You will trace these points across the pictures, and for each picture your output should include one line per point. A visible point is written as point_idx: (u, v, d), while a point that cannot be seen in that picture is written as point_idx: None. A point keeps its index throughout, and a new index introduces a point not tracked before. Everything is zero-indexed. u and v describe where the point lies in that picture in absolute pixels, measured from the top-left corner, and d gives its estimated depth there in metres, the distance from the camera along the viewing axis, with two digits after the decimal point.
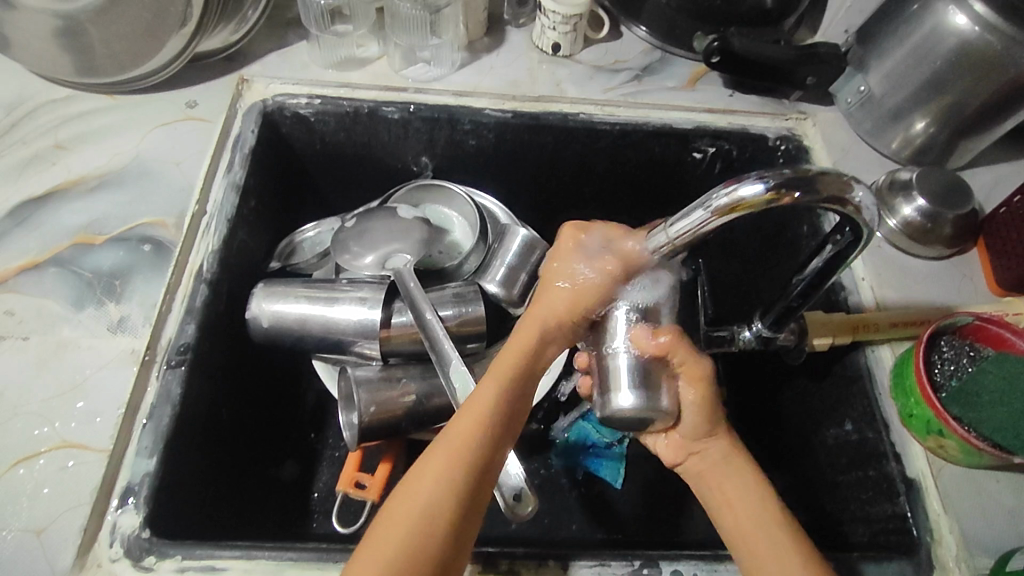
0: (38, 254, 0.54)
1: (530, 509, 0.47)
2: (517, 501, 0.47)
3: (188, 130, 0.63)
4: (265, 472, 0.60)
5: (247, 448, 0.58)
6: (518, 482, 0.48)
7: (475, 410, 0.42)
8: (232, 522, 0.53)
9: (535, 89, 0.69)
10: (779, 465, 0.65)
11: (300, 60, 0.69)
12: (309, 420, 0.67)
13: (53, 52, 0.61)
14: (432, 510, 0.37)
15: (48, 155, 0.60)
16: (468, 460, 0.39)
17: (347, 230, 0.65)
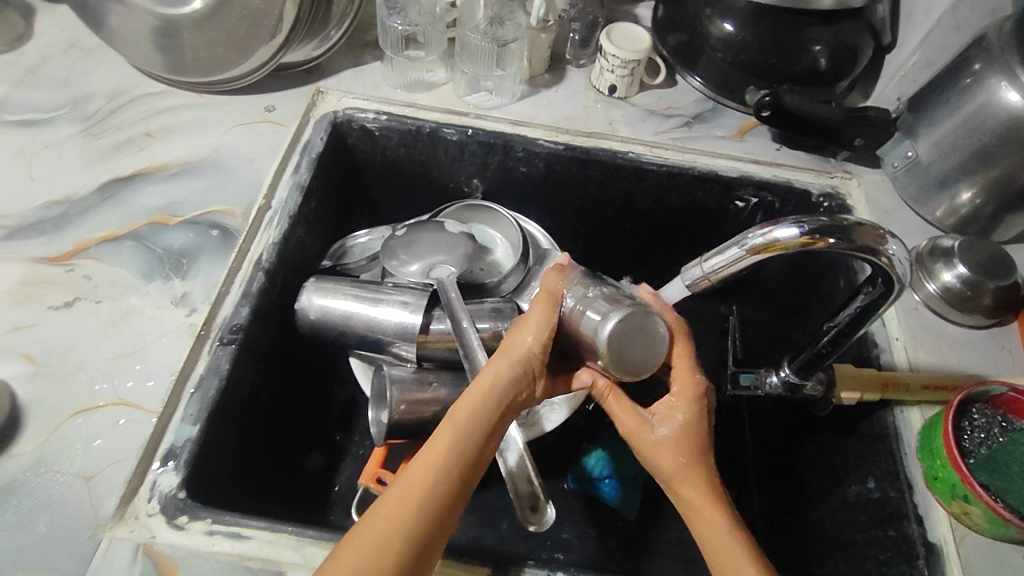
0: (119, 227, 0.58)
1: (546, 520, 0.48)
2: (534, 512, 0.48)
3: (264, 132, 0.68)
4: (292, 461, 0.62)
5: (280, 434, 0.60)
6: (535, 493, 0.49)
7: (426, 465, 0.39)
8: (257, 502, 0.55)
9: (588, 125, 0.73)
10: (795, 518, 0.65)
11: (373, 79, 0.74)
12: (340, 416, 0.69)
13: (156, 49, 0.67)
14: (390, 544, 0.36)
15: (138, 141, 0.66)
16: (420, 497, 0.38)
17: (397, 238, 0.69)
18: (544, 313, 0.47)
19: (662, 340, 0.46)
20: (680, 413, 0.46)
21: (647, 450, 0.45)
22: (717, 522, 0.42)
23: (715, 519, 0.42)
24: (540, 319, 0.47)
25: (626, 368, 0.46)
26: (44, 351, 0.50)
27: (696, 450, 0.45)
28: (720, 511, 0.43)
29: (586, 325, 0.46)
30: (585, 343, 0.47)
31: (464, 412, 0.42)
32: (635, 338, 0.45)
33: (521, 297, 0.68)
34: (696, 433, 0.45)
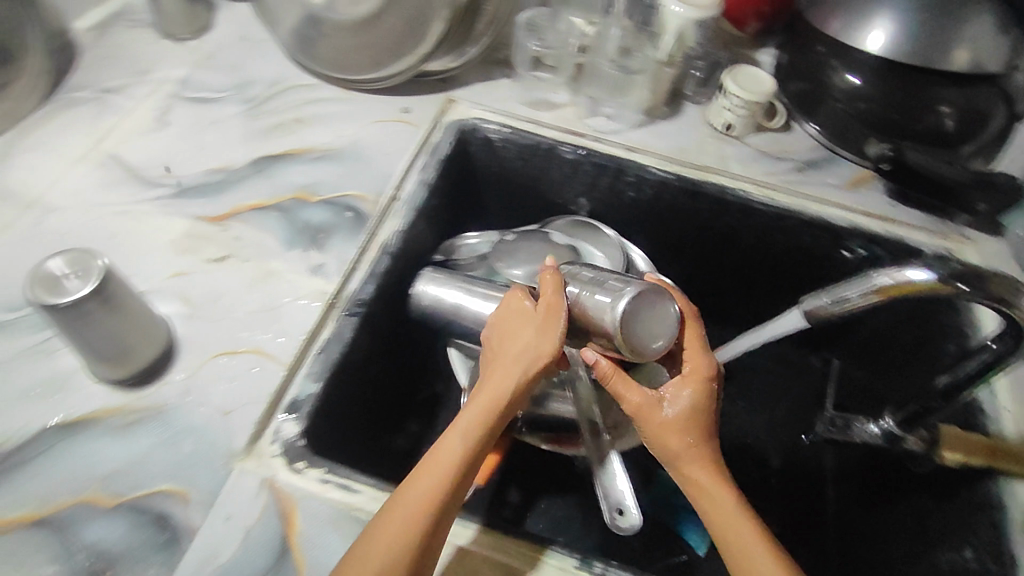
0: (267, 198, 0.65)
1: (632, 524, 0.50)
2: (620, 516, 0.50)
3: (399, 130, 0.73)
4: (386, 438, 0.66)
5: (381, 409, 0.64)
6: (621, 498, 0.51)
7: (443, 463, 0.45)
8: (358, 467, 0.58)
9: (701, 159, 0.75)
10: None
11: (501, 93, 0.79)
12: (433, 409, 0.74)
13: (318, 47, 0.74)
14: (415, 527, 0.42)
15: (290, 126, 0.73)
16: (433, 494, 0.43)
17: (505, 242, 0.72)
18: (552, 324, 0.49)
19: (673, 323, 0.48)
20: (688, 391, 0.49)
21: (653, 425, 0.48)
22: (719, 495, 0.46)
23: (719, 495, 0.46)
24: (545, 329, 0.49)
25: (635, 345, 0.47)
26: (199, 296, 0.57)
27: (700, 428, 0.48)
28: (725, 488, 0.47)
29: (597, 305, 0.49)
30: (597, 323, 0.49)
31: (472, 416, 0.47)
32: (648, 316, 0.48)
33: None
34: (700, 412, 0.49)
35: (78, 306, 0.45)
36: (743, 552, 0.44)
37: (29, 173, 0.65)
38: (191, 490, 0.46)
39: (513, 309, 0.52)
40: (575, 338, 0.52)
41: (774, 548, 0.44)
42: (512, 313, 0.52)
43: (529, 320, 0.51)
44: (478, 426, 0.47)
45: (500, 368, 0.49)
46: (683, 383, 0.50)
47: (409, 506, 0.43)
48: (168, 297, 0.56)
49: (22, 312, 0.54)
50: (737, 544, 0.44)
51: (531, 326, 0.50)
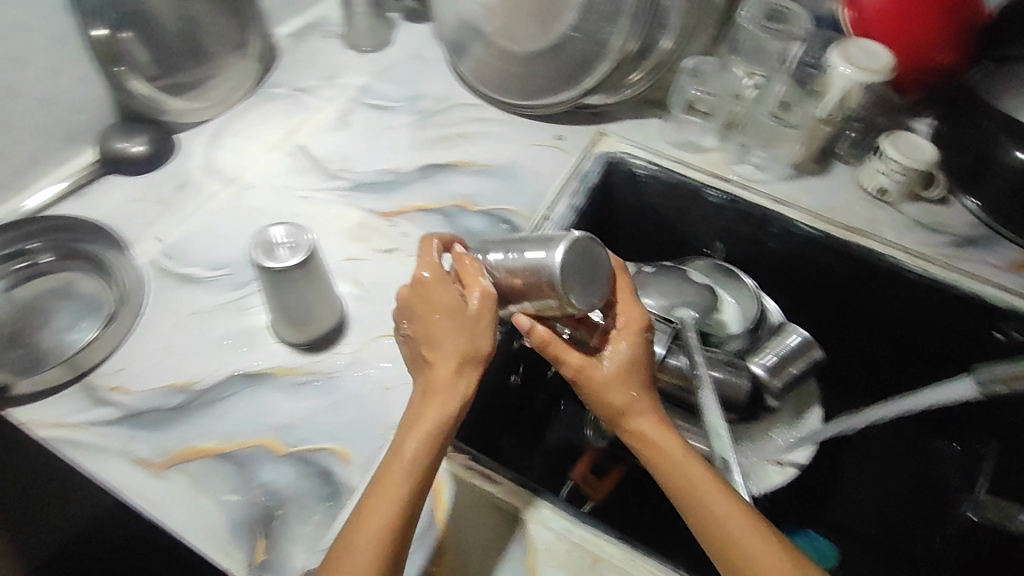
0: (431, 202, 0.70)
1: None
2: None
3: (554, 155, 0.78)
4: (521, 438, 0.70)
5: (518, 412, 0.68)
6: None
7: (390, 487, 0.42)
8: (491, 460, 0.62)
9: (850, 220, 0.74)
10: None
11: (652, 131, 0.82)
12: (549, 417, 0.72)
13: (491, 72, 0.80)
14: (372, 559, 0.40)
15: (454, 139, 0.78)
16: (387, 529, 0.41)
17: (644, 274, 0.74)
18: (486, 318, 0.46)
19: (609, 282, 0.47)
20: (626, 344, 0.49)
21: (596, 382, 0.49)
22: (672, 451, 0.46)
23: (665, 443, 0.47)
24: (478, 325, 0.46)
25: (576, 293, 0.45)
26: (368, 282, 0.62)
27: (640, 377, 0.49)
28: (672, 438, 0.47)
29: (530, 263, 0.46)
30: (539, 288, 0.46)
31: (412, 440, 0.44)
32: (582, 265, 0.46)
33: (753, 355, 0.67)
34: (640, 363, 0.49)
35: (287, 273, 0.51)
36: (708, 510, 0.44)
37: (232, 155, 0.74)
38: (352, 452, 0.51)
39: (432, 301, 0.47)
40: (505, 309, 0.50)
41: (730, 492, 0.44)
42: (433, 310, 0.46)
43: (462, 317, 0.46)
44: (417, 448, 0.43)
45: (438, 373, 0.45)
46: (621, 341, 0.49)
47: (376, 515, 0.41)
48: (342, 279, 0.62)
49: (224, 271, 0.63)
50: (695, 497, 0.44)
51: (458, 319, 0.46)
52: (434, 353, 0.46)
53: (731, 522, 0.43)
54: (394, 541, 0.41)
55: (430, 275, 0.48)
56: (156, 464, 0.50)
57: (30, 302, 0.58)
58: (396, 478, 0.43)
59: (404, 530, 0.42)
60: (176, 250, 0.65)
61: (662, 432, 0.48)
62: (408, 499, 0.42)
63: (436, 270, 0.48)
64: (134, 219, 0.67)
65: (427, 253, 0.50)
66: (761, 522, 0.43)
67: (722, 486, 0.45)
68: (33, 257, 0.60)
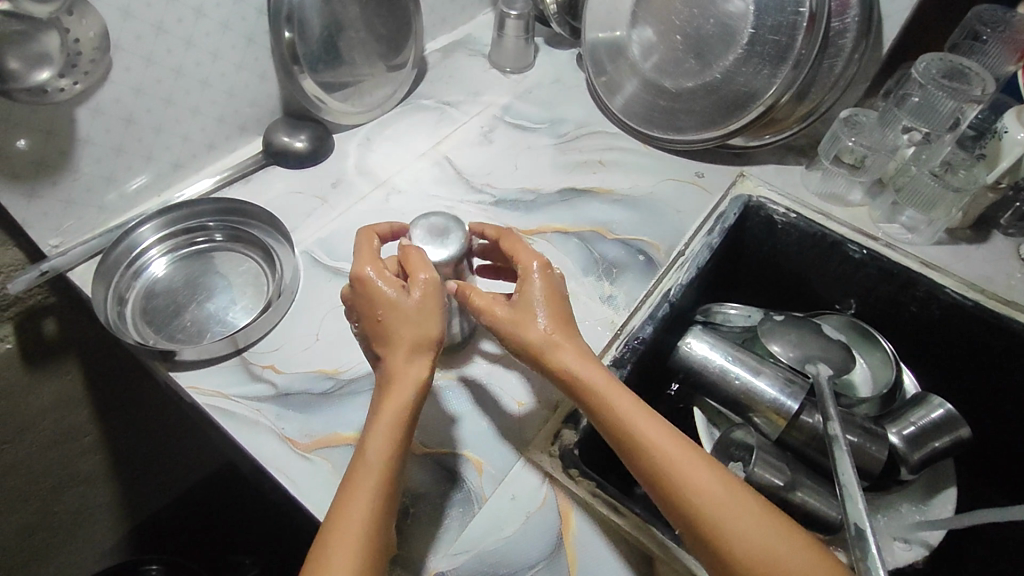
0: (570, 225, 0.71)
1: None
2: None
3: (692, 192, 0.77)
4: None
5: None
6: None
7: (365, 480, 0.41)
8: None
9: (1008, 293, 0.70)
10: None
11: (793, 179, 0.81)
12: None
13: (636, 103, 0.82)
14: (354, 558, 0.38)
15: (593, 165, 0.80)
16: (369, 525, 0.40)
17: (774, 322, 0.72)
18: (430, 303, 0.47)
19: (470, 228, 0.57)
20: (536, 281, 0.50)
21: (518, 330, 0.48)
22: (609, 390, 0.46)
23: (590, 378, 0.47)
24: (421, 309, 0.46)
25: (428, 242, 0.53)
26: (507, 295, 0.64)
27: (555, 311, 0.49)
28: (613, 384, 0.46)
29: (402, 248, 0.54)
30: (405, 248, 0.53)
31: (380, 435, 0.43)
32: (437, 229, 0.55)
33: (890, 426, 0.64)
34: (552, 295, 0.50)
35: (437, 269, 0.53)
36: (664, 458, 0.43)
37: (382, 159, 0.78)
38: (485, 462, 0.51)
39: (377, 300, 0.46)
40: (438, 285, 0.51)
41: (674, 431, 0.45)
42: (374, 306, 0.46)
43: (403, 308, 0.46)
44: (380, 439, 0.43)
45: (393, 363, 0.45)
46: (530, 280, 0.50)
47: (350, 511, 0.40)
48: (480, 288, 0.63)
49: None
50: (649, 449, 0.44)
51: (405, 307, 0.46)
52: (388, 341, 0.46)
53: (702, 474, 0.42)
54: (377, 533, 0.40)
55: (373, 272, 0.47)
56: (303, 445, 0.49)
57: (203, 276, 0.62)
58: (368, 474, 0.41)
59: (384, 520, 0.41)
60: (328, 242, 0.67)
61: (594, 375, 0.47)
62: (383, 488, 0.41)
63: (375, 265, 0.48)
64: (292, 209, 0.70)
65: (368, 248, 0.50)
66: (708, 461, 0.44)
67: (676, 435, 0.45)
68: (210, 234, 0.65)
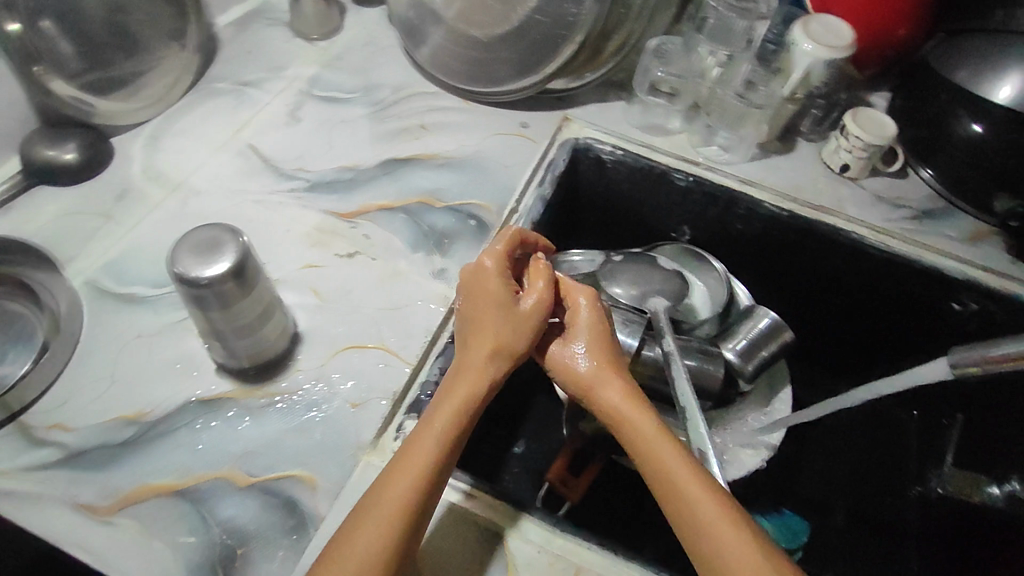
0: (394, 199, 0.67)
1: None
2: None
3: (519, 144, 0.75)
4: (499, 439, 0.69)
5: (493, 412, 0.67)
6: None
7: (414, 461, 0.43)
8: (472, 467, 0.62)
9: (815, 197, 0.75)
10: None
11: (616, 115, 0.80)
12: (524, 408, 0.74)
13: (442, 55, 0.77)
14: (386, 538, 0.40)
15: (415, 131, 0.75)
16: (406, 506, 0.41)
17: (613, 263, 0.73)
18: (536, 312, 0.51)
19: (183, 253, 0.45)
20: (584, 318, 0.53)
21: (572, 361, 0.52)
22: (640, 420, 0.47)
23: (633, 411, 0.48)
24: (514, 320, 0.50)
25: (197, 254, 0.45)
26: (328, 289, 0.59)
27: (605, 352, 0.52)
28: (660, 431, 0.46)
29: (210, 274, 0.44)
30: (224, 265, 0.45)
31: (444, 413, 0.46)
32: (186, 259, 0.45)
33: (724, 343, 0.68)
34: (606, 337, 0.53)
35: (216, 286, 0.44)
36: (680, 490, 0.43)
37: (176, 158, 0.69)
38: (318, 477, 0.48)
39: (485, 290, 0.52)
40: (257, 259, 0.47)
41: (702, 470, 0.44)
42: (484, 296, 0.51)
43: (507, 307, 0.51)
44: (435, 425, 0.45)
45: (474, 353, 0.49)
46: (587, 313, 0.54)
47: (384, 493, 0.42)
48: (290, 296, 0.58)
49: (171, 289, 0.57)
50: (668, 476, 0.44)
51: (499, 317, 0.50)
52: (475, 331, 0.51)
53: (710, 514, 0.41)
54: (411, 523, 0.41)
55: (492, 265, 0.53)
56: (103, 509, 0.45)
57: None
58: (421, 458, 0.43)
59: (424, 511, 0.42)
60: (115, 266, 0.59)
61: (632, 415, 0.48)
62: (432, 475, 0.43)
63: (500, 261, 0.53)
64: (69, 235, 0.61)
65: (503, 243, 0.55)
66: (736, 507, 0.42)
67: (714, 486, 0.43)
68: None
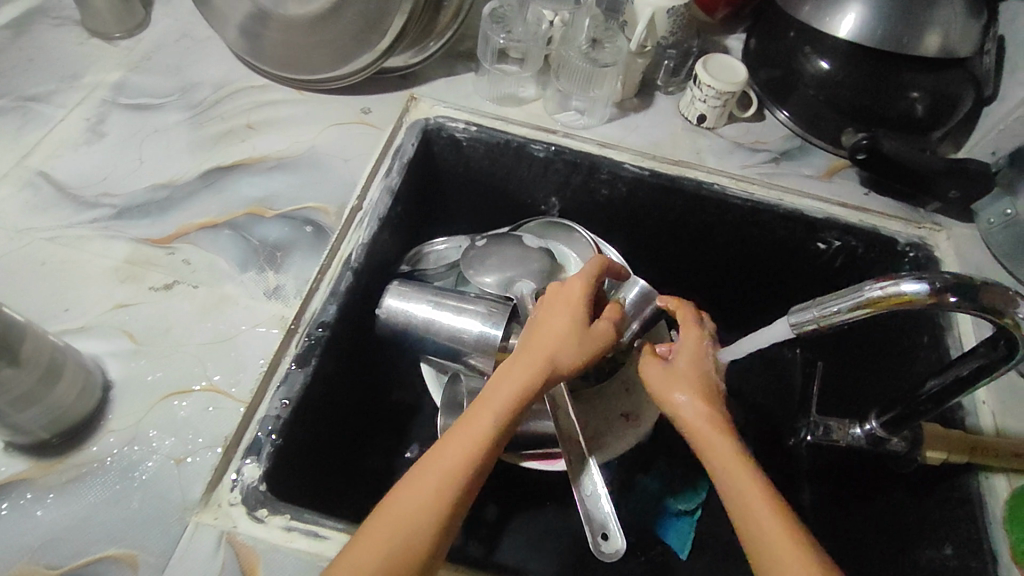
0: (219, 215, 0.60)
1: (617, 547, 0.48)
2: (605, 540, 0.49)
3: (359, 133, 0.69)
4: (368, 451, 0.67)
5: (358, 426, 0.64)
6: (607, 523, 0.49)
7: (459, 451, 0.44)
8: (336, 488, 0.59)
9: (675, 153, 0.73)
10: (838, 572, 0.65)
11: (465, 89, 0.75)
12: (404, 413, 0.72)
13: (256, 41, 0.68)
14: (418, 532, 0.41)
15: (241, 132, 0.67)
16: (438, 501, 0.42)
17: (476, 248, 0.70)
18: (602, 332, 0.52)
19: None
20: (682, 352, 0.54)
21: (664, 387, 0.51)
22: (725, 448, 0.46)
23: (715, 438, 0.47)
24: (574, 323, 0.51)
25: None
26: (143, 330, 0.52)
27: (704, 386, 0.51)
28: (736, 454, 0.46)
29: None
30: None
31: (496, 400, 0.47)
32: None
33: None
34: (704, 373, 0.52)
35: None
36: (752, 519, 0.42)
37: None
38: (139, 551, 0.44)
39: (557, 301, 0.53)
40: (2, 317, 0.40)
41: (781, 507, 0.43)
42: (559, 307, 0.53)
43: (577, 322, 0.52)
44: (485, 415, 0.46)
45: (533, 348, 0.50)
46: (689, 347, 0.54)
47: (426, 482, 0.42)
48: (95, 346, 0.51)
49: None
50: (743, 504, 0.43)
51: (572, 323, 0.51)
52: (541, 331, 0.51)
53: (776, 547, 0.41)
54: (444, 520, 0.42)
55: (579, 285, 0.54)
56: None
57: None
58: (466, 450, 0.44)
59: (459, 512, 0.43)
60: None
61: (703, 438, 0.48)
62: (474, 467, 0.44)
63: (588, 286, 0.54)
64: None
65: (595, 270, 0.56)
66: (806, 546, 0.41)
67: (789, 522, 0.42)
68: None
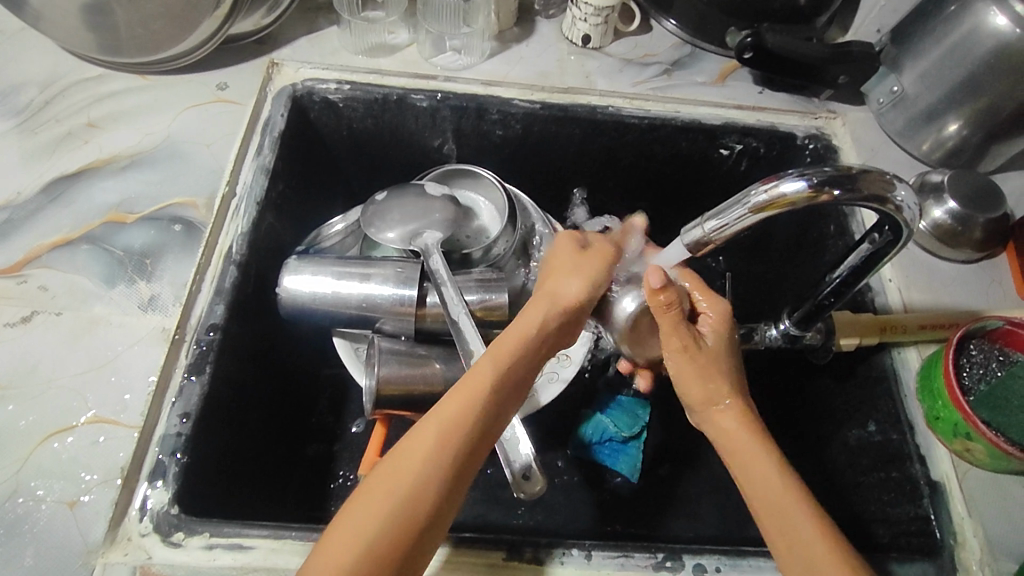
0: (71, 230, 0.55)
1: (540, 488, 0.47)
2: (527, 480, 0.47)
3: (218, 112, 0.63)
4: (296, 442, 0.63)
5: (279, 422, 0.61)
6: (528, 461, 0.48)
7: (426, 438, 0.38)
8: (267, 491, 0.56)
9: (564, 80, 0.69)
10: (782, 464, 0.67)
11: (330, 46, 0.69)
12: (336, 390, 0.70)
13: (70, 28, 0.60)
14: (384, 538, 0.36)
15: (81, 133, 0.60)
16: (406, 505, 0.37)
17: (377, 203, 0.64)
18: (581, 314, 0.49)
19: None
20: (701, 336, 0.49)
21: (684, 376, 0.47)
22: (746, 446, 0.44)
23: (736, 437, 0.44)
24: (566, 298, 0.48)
25: None
26: (6, 372, 0.48)
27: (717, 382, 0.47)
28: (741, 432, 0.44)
29: None
30: None
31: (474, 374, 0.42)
32: None
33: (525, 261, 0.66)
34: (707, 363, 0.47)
35: None
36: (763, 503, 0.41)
37: None
38: None
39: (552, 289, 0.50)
40: None
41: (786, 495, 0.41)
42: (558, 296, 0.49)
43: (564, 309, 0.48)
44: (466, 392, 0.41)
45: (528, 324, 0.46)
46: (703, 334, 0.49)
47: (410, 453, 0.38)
48: None
49: None
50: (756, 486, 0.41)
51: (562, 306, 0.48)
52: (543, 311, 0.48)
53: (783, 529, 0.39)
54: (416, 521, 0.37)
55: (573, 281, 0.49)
56: None
57: None
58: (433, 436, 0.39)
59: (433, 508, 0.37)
60: None
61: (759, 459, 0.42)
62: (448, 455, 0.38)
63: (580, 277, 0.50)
64: None
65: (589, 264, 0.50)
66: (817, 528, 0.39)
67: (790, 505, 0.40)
68: None
